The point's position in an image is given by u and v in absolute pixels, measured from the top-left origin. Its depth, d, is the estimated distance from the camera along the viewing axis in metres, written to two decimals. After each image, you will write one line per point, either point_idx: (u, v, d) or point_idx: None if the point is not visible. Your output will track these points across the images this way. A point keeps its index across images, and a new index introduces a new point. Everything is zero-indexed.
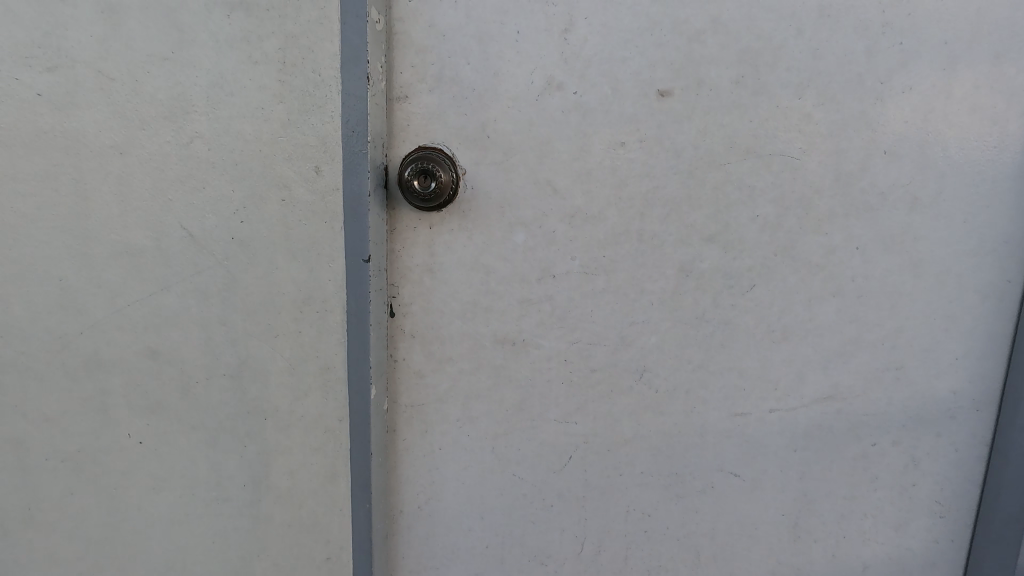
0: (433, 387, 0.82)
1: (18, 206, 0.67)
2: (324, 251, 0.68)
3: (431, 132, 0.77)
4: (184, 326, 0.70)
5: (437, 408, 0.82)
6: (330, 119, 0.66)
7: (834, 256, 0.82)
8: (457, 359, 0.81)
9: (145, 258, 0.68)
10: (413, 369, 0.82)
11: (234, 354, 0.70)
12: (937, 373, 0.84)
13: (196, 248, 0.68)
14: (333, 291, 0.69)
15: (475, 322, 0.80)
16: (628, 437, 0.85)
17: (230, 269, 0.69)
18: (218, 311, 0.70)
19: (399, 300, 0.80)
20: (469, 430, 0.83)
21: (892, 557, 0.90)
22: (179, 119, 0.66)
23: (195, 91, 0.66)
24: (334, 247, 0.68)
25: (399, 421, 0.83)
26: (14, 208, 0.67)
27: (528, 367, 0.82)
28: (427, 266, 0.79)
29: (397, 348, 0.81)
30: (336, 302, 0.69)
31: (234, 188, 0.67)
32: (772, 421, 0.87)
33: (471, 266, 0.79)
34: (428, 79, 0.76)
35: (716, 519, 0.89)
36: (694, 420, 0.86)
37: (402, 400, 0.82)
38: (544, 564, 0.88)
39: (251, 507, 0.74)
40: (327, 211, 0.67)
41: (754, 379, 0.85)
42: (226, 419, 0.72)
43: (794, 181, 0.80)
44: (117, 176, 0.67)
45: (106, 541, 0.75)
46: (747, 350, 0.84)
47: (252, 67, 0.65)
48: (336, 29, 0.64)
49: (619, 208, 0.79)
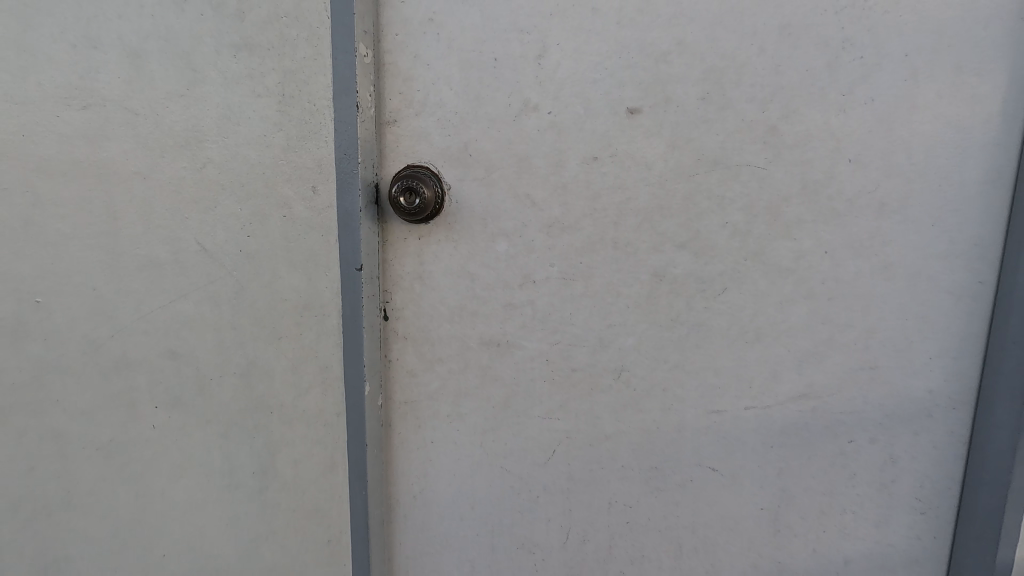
0: (425, 384, 0.89)
1: None
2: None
3: (418, 152, 0.85)
4: (198, 329, 0.79)
5: (429, 404, 0.89)
6: (330, 155, 0.84)
7: (804, 261, 0.86)
8: (446, 359, 0.88)
9: (166, 271, 0.76)
10: (406, 369, 0.89)
11: (242, 353, 0.83)
12: (911, 372, 0.87)
13: (209, 259, 0.78)
14: None
15: (462, 325, 0.87)
16: (609, 433, 0.90)
17: (238, 277, 0.81)
18: (228, 316, 0.82)
19: (393, 305, 0.88)
20: (458, 425, 0.90)
21: (873, 552, 0.92)
22: (193, 148, 0.76)
23: (207, 123, 0.76)
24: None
25: (393, 416, 0.91)
26: None
27: (512, 366, 0.88)
28: (417, 273, 0.87)
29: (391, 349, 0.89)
30: None
31: (241, 205, 0.81)
32: (748, 418, 0.91)
33: (457, 274, 0.86)
34: (415, 104, 0.84)
35: (697, 512, 0.93)
36: (673, 417, 0.90)
37: (396, 397, 0.90)
38: (532, 553, 0.94)
39: (259, 493, 0.86)
40: (333, 237, 0.89)
41: (729, 378, 0.89)
42: (235, 410, 0.83)
43: (762, 190, 0.84)
44: (138, 193, 0.72)
45: None
46: (722, 350, 0.89)
47: (254, 105, 0.79)
48: (326, 67, 0.79)
49: (594, 217, 0.84)
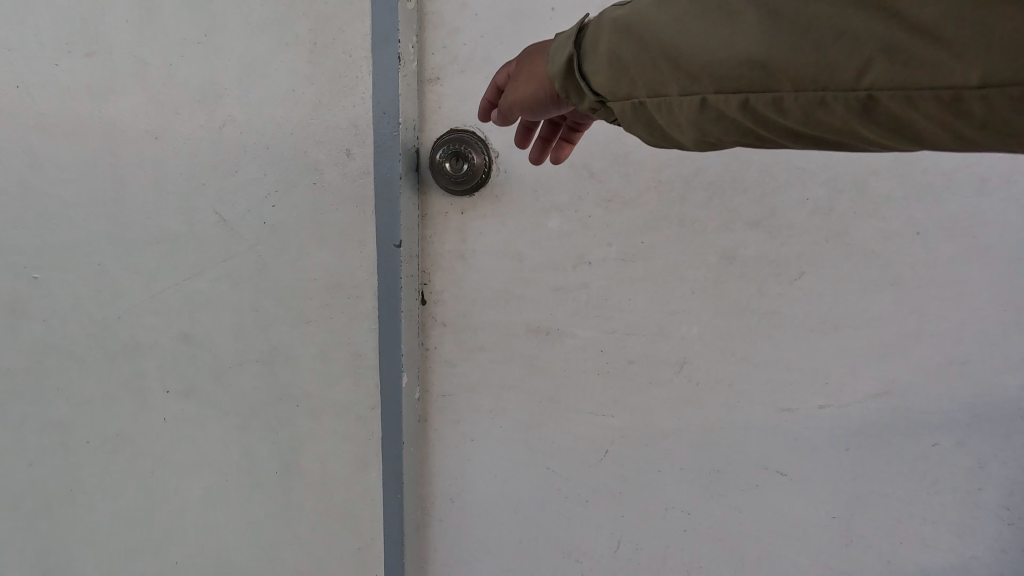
0: (465, 376, 0.80)
1: (60, 194, 0.68)
2: (355, 240, 0.67)
3: (462, 115, 0.75)
4: (215, 311, 0.70)
5: (469, 398, 0.80)
6: (361, 101, 0.64)
7: (892, 243, 0.76)
8: (489, 348, 0.79)
9: (180, 244, 0.69)
10: (444, 359, 0.79)
11: (265, 341, 0.70)
12: (1011, 370, 0.77)
13: (229, 232, 0.68)
14: (364, 277, 0.68)
15: (507, 310, 0.78)
16: (667, 432, 0.81)
17: (261, 255, 0.68)
18: (250, 297, 0.69)
19: (431, 287, 0.78)
20: (501, 422, 0.81)
21: (955, 566, 0.83)
22: (211, 104, 0.66)
23: (227, 76, 0.65)
24: (361, 236, 0.67)
25: (429, 411, 0.81)
26: (57, 196, 0.68)
27: (562, 357, 0.79)
28: (459, 252, 0.77)
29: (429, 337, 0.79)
30: (368, 287, 0.68)
31: (265, 173, 0.67)
32: (822, 417, 0.82)
33: (504, 253, 0.77)
34: (460, 60, 0.74)
35: (760, 520, 0.84)
36: (737, 415, 0.82)
37: (432, 390, 0.80)
38: (577, 562, 0.85)
39: (282, 494, 0.74)
40: (356, 195, 0.66)
41: (801, 373, 0.81)
42: (257, 406, 0.72)
43: (848, 162, 0.75)
44: (152, 161, 0.67)
45: (144, 520, 0.77)
46: (795, 342, 0.80)
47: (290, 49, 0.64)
48: (366, 8, 0.63)
49: (658, 191, 0.75)
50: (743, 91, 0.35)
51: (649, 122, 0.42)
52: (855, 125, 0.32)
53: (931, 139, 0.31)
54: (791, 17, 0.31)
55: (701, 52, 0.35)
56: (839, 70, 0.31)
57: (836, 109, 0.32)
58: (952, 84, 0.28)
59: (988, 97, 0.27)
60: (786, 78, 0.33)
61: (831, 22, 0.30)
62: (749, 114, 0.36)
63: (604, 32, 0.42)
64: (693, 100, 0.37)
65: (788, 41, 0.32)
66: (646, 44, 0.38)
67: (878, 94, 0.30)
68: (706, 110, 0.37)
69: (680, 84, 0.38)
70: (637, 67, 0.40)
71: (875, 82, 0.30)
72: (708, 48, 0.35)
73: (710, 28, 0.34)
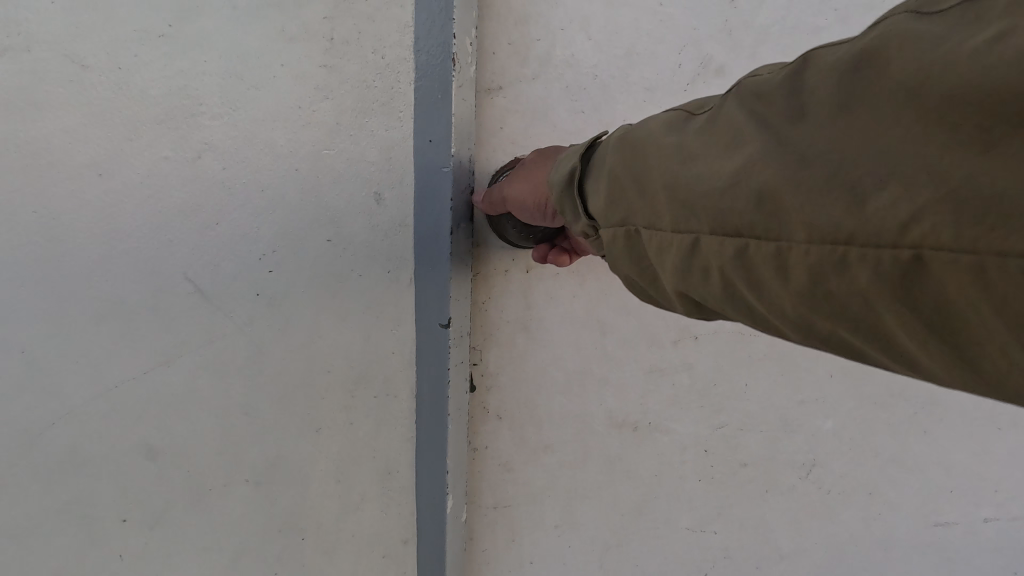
0: (525, 483, 0.60)
1: None
2: (390, 319, 0.48)
3: (534, 136, 0.52)
4: (182, 437, 0.42)
5: (530, 511, 0.60)
6: (398, 124, 0.45)
7: None
8: (559, 447, 0.59)
9: (101, 333, 0.39)
10: (497, 459, 0.59)
11: (263, 470, 0.46)
12: None
13: (205, 308, 0.41)
14: (401, 369, 0.49)
15: (584, 397, 0.58)
16: (786, 552, 0.62)
17: (257, 344, 0.43)
18: (241, 408, 0.44)
19: (484, 369, 0.57)
20: (572, 540, 0.61)
21: None
22: (182, 124, 0.40)
23: (206, 83, 0.40)
24: (400, 311, 0.48)
25: (477, 528, 0.60)
26: None
27: (654, 458, 0.60)
28: (521, 322, 0.56)
29: (478, 434, 0.58)
30: (405, 382, 0.50)
31: (262, 219, 0.42)
32: (984, 533, 0.63)
33: (582, 323, 0.57)
34: (530, 60, 0.52)
35: None
36: (879, 532, 0.62)
37: (479, 500, 0.59)
38: None
39: None
40: (390, 257, 0.47)
41: (962, 478, 0.62)
42: (246, 563, 0.47)
43: None
44: (63, 206, 0.37)
45: None
46: (956, 438, 0.61)
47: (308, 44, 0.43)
48: None
49: None
50: (743, 236, 0.26)
51: (640, 256, 0.34)
52: (887, 313, 0.21)
53: (973, 362, 0.20)
54: (858, 127, 0.22)
55: (707, 164, 0.28)
56: (872, 217, 0.21)
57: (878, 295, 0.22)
58: (1002, 251, 0.18)
59: (997, 266, 0.18)
60: (798, 224, 0.24)
61: (870, 130, 0.21)
62: (767, 272, 0.25)
63: (612, 154, 0.35)
64: (685, 240, 0.29)
65: (840, 152, 0.22)
66: (658, 152, 0.31)
67: (927, 257, 0.20)
68: (695, 244, 0.29)
69: (672, 202, 0.30)
70: (634, 180, 0.32)
71: (921, 239, 0.20)
72: (707, 168, 0.27)
73: (717, 149, 0.28)
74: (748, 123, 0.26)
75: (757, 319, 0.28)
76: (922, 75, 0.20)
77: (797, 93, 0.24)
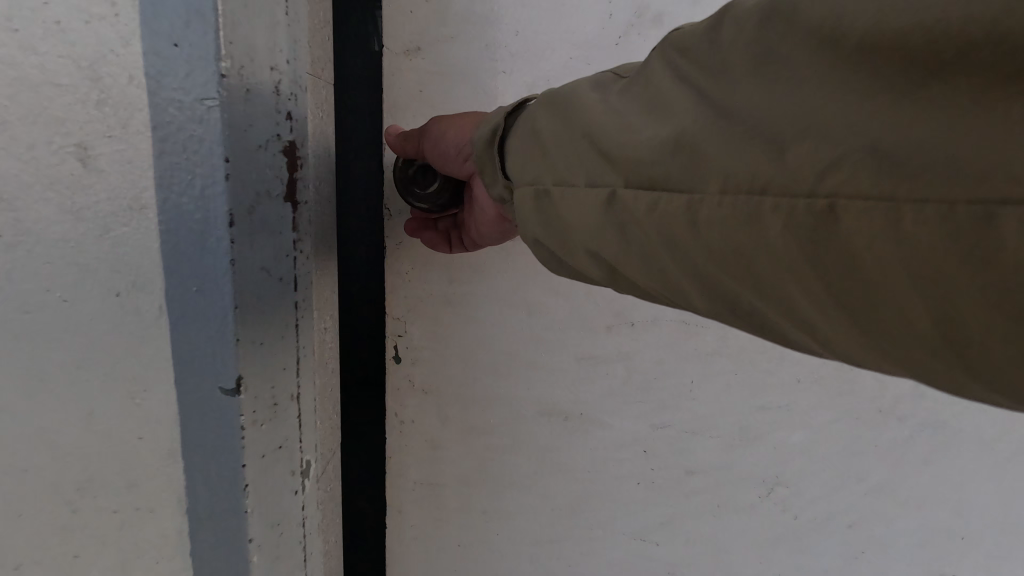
0: (452, 463, 0.57)
1: None
2: (139, 351, 0.29)
3: (452, 98, 0.50)
4: None
5: (457, 493, 0.58)
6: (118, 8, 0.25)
7: None
8: (487, 429, 0.56)
9: None
10: (425, 436, 0.57)
11: None
12: None
13: None
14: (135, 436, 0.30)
15: (512, 380, 0.55)
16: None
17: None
18: None
19: (408, 341, 0.55)
20: (501, 529, 0.58)
21: None
22: None
23: None
24: (155, 339, 0.29)
25: (405, 504, 0.58)
26: None
27: (589, 452, 0.55)
28: (445, 294, 0.54)
29: (401, 407, 0.56)
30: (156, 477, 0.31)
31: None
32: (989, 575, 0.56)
33: (509, 299, 0.53)
34: (447, 16, 0.49)
35: None
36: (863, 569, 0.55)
37: (406, 474, 0.58)
38: None
39: None
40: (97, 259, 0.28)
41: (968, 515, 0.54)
42: None
43: None
44: None
45: None
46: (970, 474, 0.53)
47: None
48: None
49: None
50: (658, 187, 0.24)
51: (548, 226, 0.31)
52: (806, 275, 0.20)
53: (924, 338, 0.18)
54: (775, 64, 0.21)
55: (618, 133, 0.27)
56: (811, 154, 0.19)
57: (797, 247, 0.20)
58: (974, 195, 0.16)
59: (982, 212, 0.16)
60: (716, 171, 0.22)
61: (794, 73, 0.20)
62: (683, 233, 0.24)
63: (534, 113, 0.33)
64: (598, 194, 0.27)
65: (772, 111, 0.21)
66: (580, 109, 0.30)
67: (840, 206, 0.19)
68: (610, 206, 0.27)
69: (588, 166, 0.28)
70: (549, 147, 0.30)
71: (839, 189, 0.19)
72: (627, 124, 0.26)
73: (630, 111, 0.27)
74: (670, 77, 0.26)
75: (668, 288, 0.26)
76: (827, 10, 0.19)
77: (712, 40, 0.24)
